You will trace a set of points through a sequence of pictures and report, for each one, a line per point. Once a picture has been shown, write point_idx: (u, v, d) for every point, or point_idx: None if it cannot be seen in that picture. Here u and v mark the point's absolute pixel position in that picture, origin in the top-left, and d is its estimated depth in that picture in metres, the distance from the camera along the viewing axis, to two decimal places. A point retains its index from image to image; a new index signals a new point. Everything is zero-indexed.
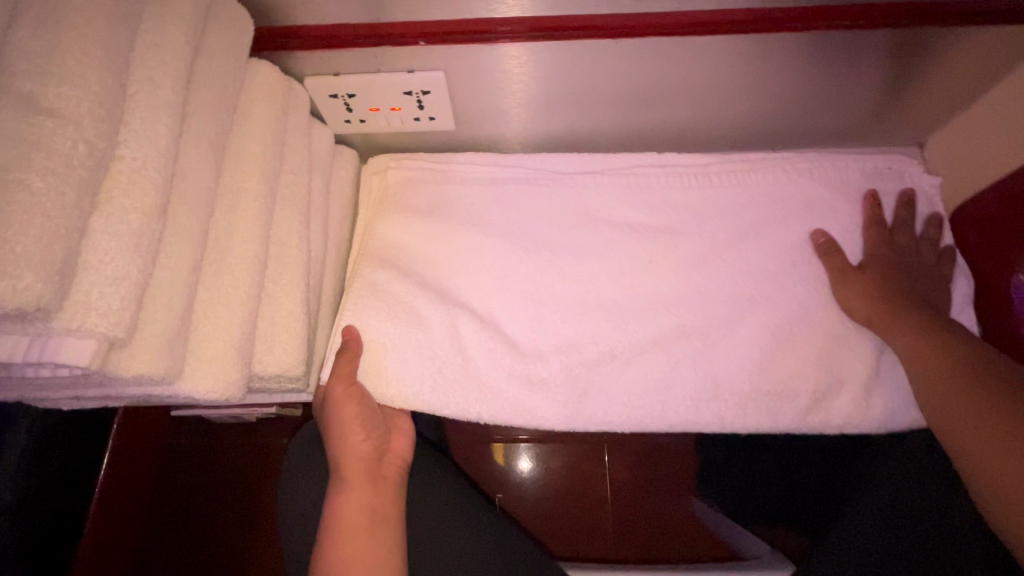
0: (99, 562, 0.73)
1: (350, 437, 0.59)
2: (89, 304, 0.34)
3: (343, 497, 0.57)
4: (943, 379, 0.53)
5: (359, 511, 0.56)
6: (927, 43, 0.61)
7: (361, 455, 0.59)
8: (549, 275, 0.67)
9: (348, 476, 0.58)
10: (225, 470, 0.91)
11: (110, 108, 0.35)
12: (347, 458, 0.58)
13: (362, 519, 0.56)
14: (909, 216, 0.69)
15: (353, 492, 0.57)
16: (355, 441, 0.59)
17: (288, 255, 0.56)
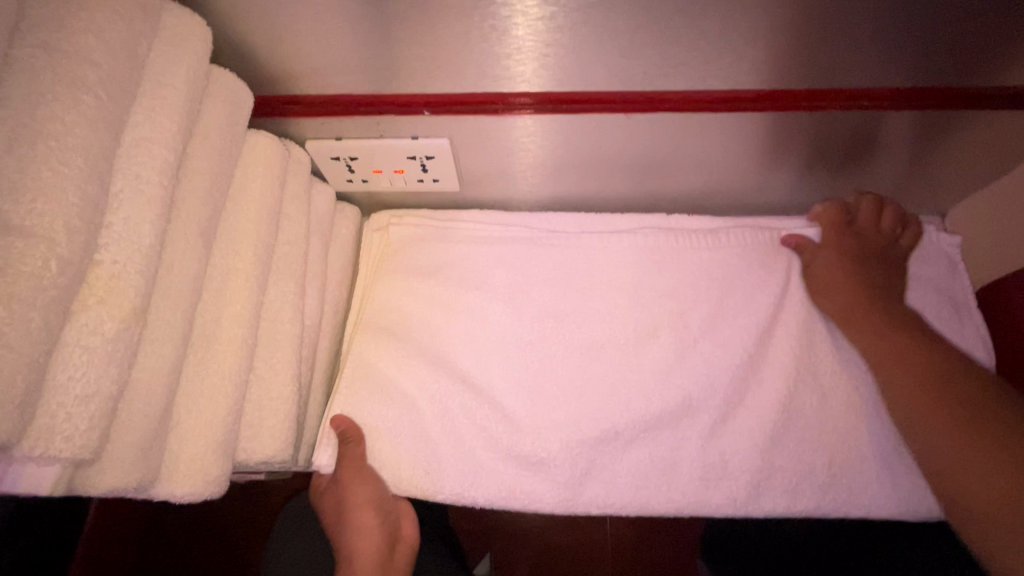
0: None
1: (361, 519, 0.57)
2: (53, 429, 0.32)
3: None
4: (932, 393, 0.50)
5: None
6: (951, 121, 0.59)
7: (371, 546, 0.56)
8: (551, 344, 0.64)
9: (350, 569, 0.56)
10: (219, 516, 0.90)
11: (88, 217, 0.33)
12: (359, 548, 0.56)
13: None
14: (931, 292, 0.66)
15: None
16: (366, 530, 0.57)
17: (281, 332, 0.54)
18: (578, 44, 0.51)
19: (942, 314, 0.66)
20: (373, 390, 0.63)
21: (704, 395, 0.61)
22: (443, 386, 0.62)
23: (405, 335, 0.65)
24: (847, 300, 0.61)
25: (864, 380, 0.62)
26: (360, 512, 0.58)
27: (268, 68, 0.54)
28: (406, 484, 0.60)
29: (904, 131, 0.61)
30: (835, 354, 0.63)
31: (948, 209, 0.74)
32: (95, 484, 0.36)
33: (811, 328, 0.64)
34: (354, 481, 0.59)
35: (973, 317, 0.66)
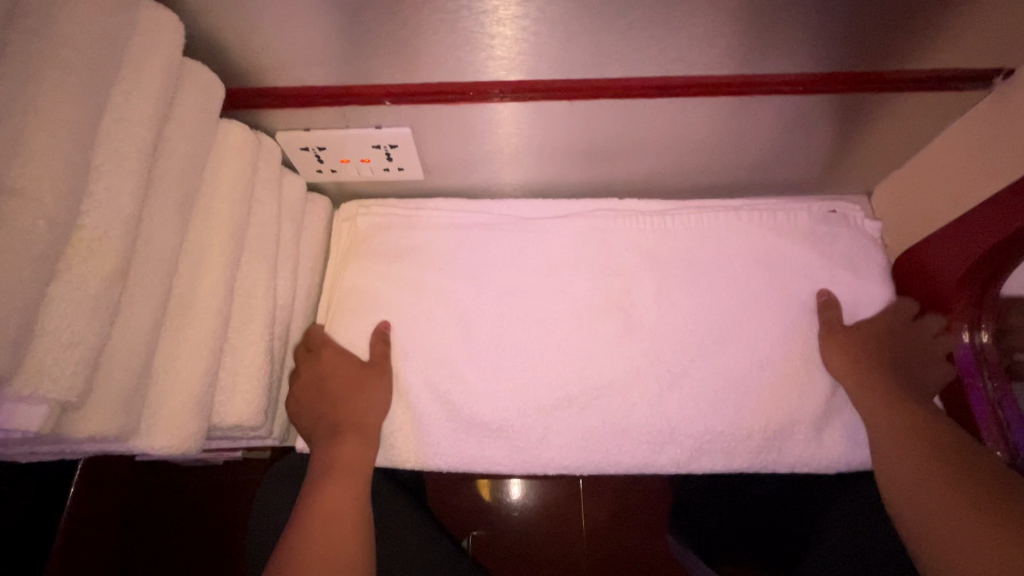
0: None
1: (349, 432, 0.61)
2: (42, 371, 0.36)
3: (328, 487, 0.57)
4: (915, 434, 0.57)
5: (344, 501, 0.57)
6: (864, 106, 0.66)
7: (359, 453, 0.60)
8: (511, 319, 0.69)
9: (335, 467, 0.59)
10: (200, 499, 0.91)
11: (71, 184, 0.37)
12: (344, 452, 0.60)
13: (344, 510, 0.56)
14: (857, 261, 0.72)
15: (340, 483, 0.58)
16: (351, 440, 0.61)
17: (254, 307, 0.58)
18: (522, 39, 0.56)
19: (867, 281, 0.71)
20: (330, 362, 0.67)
21: (652, 362, 0.66)
22: (410, 360, 0.67)
23: (375, 312, 0.70)
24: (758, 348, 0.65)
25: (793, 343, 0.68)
26: (355, 420, 0.62)
27: (239, 62, 0.58)
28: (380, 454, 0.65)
29: (824, 115, 0.68)
30: (770, 317, 0.69)
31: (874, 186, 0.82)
32: (81, 432, 0.40)
33: (747, 296, 0.70)
34: (358, 395, 0.63)
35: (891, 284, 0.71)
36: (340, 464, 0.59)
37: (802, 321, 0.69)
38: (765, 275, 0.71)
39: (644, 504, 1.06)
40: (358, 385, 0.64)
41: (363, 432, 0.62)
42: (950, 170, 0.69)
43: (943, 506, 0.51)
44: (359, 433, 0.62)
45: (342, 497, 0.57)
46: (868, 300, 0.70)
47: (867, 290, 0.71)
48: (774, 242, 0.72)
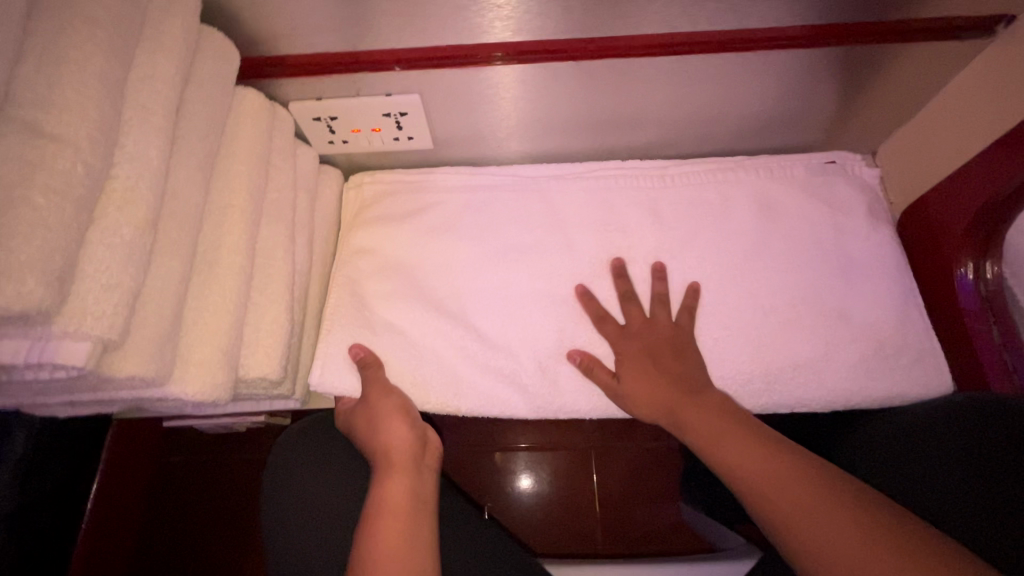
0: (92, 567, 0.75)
1: (390, 426, 0.63)
2: (84, 308, 0.38)
3: (386, 484, 0.58)
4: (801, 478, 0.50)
5: (404, 494, 0.58)
6: (868, 59, 0.67)
7: (404, 445, 0.61)
8: (518, 274, 0.70)
9: (381, 510, 0.56)
10: (223, 471, 0.94)
11: (104, 136, 0.39)
12: (392, 446, 0.61)
13: (406, 502, 0.57)
14: (855, 204, 0.74)
15: (397, 479, 0.59)
16: (397, 432, 0.62)
17: (273, 267, 0.60)
18: None
19: (864, 224, 0.72)
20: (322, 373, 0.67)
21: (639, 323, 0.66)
22: (424, 322, 0.69)
23: (387, 277, 0.71)
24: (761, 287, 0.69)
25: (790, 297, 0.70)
26: (396, 459, 0.61)
27: (251, 29, 0.60)
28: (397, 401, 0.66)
29: (827, 70, 0.69)
30: (771, 263, 0.70)
31: (879, 145, 0.82)
32: (120, 373, 0.42)
33: (749, 248, 0.71)
34: (389, 437, 0.62)
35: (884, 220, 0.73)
36: (393, 458, 0.61)
37: (799, 260, 0.70)
38: (765, 225, 0.72)
39: (655, 475, 1.07)
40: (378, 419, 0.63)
41: (404, 467, 0.60)
42: (956, 120, 0.69)
43: (848, 535, 0.45)
44: (396, 470, 0.60)
45: (394, 536, 0.53)
46: (863, 233, 0.72)
47: (860, 220, 0.72)
48: (771, 187, 0.75)
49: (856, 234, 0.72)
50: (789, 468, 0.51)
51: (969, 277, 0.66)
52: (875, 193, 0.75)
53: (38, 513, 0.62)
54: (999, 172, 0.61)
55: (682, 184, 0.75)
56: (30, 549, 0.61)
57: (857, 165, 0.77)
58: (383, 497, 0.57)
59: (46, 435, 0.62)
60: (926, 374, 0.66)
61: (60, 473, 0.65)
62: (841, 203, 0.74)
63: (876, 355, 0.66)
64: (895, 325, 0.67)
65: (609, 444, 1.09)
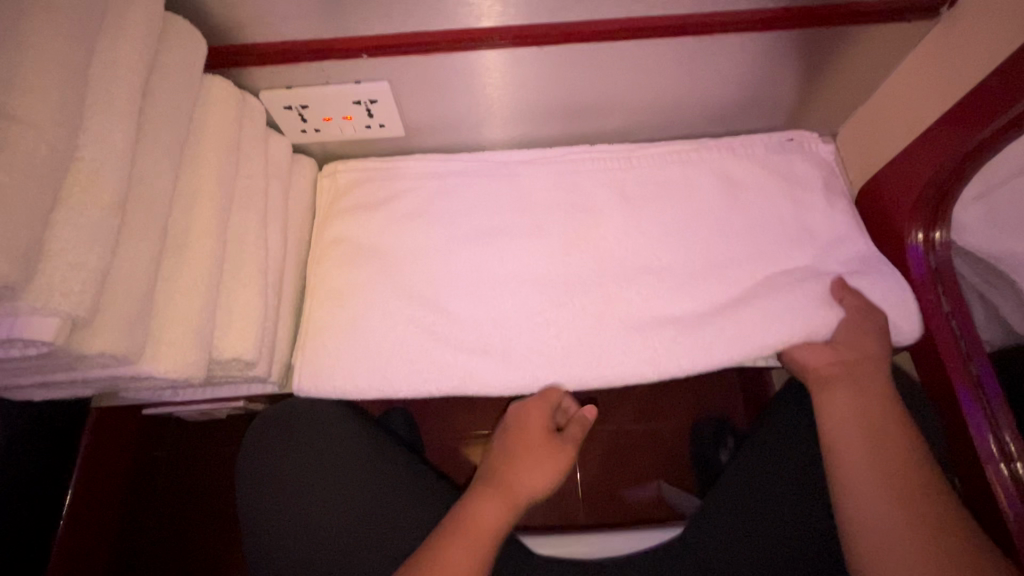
0: (76, 553, 0.76)
1: (522, 474, 0.64)
2: (51, 285, 0.39)
3: (479, 505, 0.61)
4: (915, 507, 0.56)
5: (494, 518, 0.60)
6: (821, 41, 0.69)
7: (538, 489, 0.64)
8: (489, 256, 0.72)
9: (470, 526, 0.59)
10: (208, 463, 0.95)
11: (67, 119, 0.40)
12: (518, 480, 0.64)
13: (493, 528, 0.60)
14: (816, 183, 0.76)
15: (490, 504, 0.61)
16: (537, 476, 0.65)
17: (246, 252, 0.61)
18: None
19: (824, 201, 0.75)
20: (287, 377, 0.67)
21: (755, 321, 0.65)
22: (398, 304, 0.70)
23: (361, 262, 0.73)
24: (724, 264, 0.71)
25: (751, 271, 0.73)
26: (512, 496, 0.63)
27: (217, 18, 0.61)
28: (371, 381, 0.67)
29: (784, 54, 0.71)
30: (735, 241, 0.72)
31: (838, 127, 0.84)
32: (89, 350, 0.43)
33: (713, 227, 0.73)
34: (524, 474, 0.65)
35: (843, 199, 0.75)
36: (506, 490, 0.63)
37: (761, 238, 0.72)
38: (728, 204, 0.74)
39: (638, 455, 1.10)
40: (523, 462, 0.65)
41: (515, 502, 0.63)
42: (907, 100, 0.71)
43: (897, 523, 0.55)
44: (498, 497, 0.62)
45: (466, 556, 0.57)
46: (822, 210, 0.74)
47: (819, 199, 0.75)
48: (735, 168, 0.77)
49: (816, 212, 0.74)
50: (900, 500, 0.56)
51: (920, 247, 0.69)
52: (834, 172, 0.78)
53: (18, 499, 0.63)
54: (944, 149, 0.64)
55: (648, 166, 0.77)
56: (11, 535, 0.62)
57: (818, 145, 0.79)
58: (471, 515, 0.60)
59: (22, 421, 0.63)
60: (894, 329, 0.67)
61: (39, 461, 0.66)
62: (802, 181, 0.76)
63: None
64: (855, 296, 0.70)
65: (592, 427, 1.12)
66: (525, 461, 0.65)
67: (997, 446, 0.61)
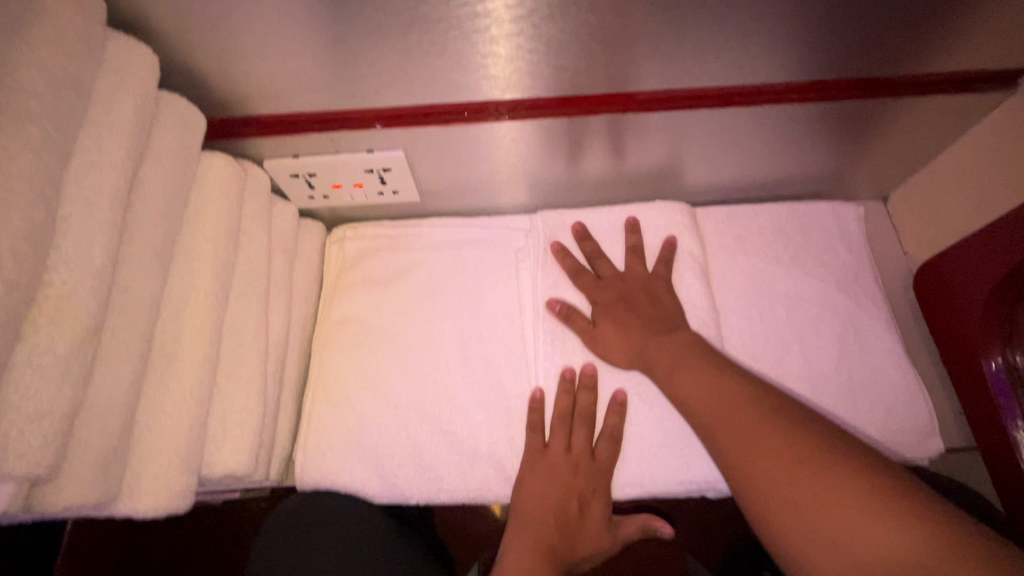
0: None
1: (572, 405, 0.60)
2: (5, 447, 0.33)
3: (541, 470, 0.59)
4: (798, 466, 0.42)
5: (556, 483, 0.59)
6: (878, 110, 0.63)
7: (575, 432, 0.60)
8: (505, 337, 0.66)
9: (531, 498, 0.59)
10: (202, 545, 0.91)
11: (33, 247, 0.34)
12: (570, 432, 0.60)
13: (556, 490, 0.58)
14: (857, 263, 0.71)
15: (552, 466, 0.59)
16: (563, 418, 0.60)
17: (244, 345, 0.55)
18: (517, 58, 0.53)
19: (866, 284, 0.70)
20: (311, 414, 0.63)
21: (610, 270, 0.65)
22: (411, 395, 0.63)
23: (370, 344, 0.66)
24: (766, 354, 0.66)
25: (809, 365, 0.65)
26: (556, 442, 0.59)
27: (220, 91, 0.56)
28: (381, 483, 0.61)
29: (838, 120, 0.64)
30: (768, 328, 0.67)
31: (890, 192, 0.77)
32: (55, 504, 0.37)
33: (747, 311, 0.68)
34: (607, 333, 0.61)
35: (873, 277, 0.71)
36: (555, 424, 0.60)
37: (799, 328, 0.67)
38: (761, 282, 0.70)
39: (663, 526, 1.01)
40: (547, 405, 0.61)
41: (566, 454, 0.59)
42: (973, 173, 0.65)
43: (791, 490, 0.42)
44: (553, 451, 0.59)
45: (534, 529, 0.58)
46: (860, 292, 0.69)
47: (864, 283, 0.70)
48: (772, 243, 0.72)
49: (858, 296, 0.69)
50: (788, 438, 0.44)
51: (1001, 371, 0.59)
52: (863, 246, 0.73)
53: None
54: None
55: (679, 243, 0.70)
56: None
57: (859, 217, 0.74)
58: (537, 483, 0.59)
59: None
60: (926, 436, 0.63)
61: None
62: (844, 260, 0.71)
63: (887, 431, 0.62)
64: (910, 396, 0.64)
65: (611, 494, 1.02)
66: (534, 483, 0.59)
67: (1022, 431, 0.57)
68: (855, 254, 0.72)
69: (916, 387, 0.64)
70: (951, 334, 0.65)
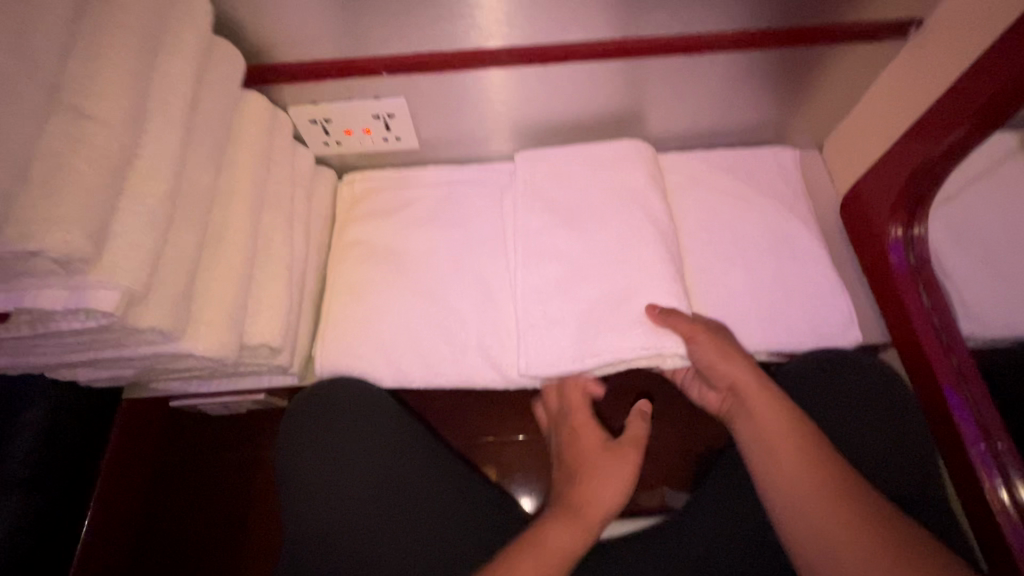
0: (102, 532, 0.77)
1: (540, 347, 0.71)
2: (115, 261, 0.44)
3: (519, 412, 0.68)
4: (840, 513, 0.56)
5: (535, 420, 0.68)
6: (800, 59, 0.75)
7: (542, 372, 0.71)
8: (491, 254, 0.78)
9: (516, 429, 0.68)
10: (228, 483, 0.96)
11: (134, 119, 0.46)
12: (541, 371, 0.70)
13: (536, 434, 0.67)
14: (793, 195, 0.83)
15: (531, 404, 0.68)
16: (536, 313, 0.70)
17: (275, 248, 0.67)
18: (497, 9, 0.66)
19: (800, 211, 0.82)
20: (328, 318, 0.75)
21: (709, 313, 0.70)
22: (412, 301, 0.75)
23: (377, 262, 0.78)
24: (713, 266, 0.78)
25: (749, 274, 0.77)
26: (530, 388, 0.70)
27: (256, 41, 0.68)
28: (388, 370, 0.72)
29: (769, 70, 0.77)
30: (715, 246, 0.79)
31: (824, 139, 0.90)
32: (141, 324, 0.48)
33: (698, 233, 0.80)
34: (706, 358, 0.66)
35: (804, 205, 0.83)
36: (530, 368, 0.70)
37: (740, 245, 0.79)
38: (710, 210, 0.82)
39: None
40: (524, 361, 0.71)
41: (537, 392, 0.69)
42: (882, 113, 0.77)
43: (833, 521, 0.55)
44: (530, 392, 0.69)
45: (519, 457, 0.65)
46: (793, 217, 0.81)
47: (796, 210, 0.82)
48: (720, 179, 0.84)
49: (791, 220, 0.81)
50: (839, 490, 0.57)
51: (900, 242, 0.72)
52: (798, 182, 0.85)
53: (71, 469, 0.70)
54: (918, 150, 0.68)
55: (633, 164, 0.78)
56: (65, 494, 0.69)
57: (795, 159, 0.87)
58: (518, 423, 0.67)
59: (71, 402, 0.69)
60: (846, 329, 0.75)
61: (83, 450, 0.72)
62: (782, 193, 0.84)
63: (814, 325, 0.74)
64: (834, 298, 0.76)
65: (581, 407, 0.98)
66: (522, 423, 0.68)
67: (1004, 490, 0.63)
68: (791, 188, 0.84)
69: (839, 290, 0.76)
70: (869, 247, 0.77)
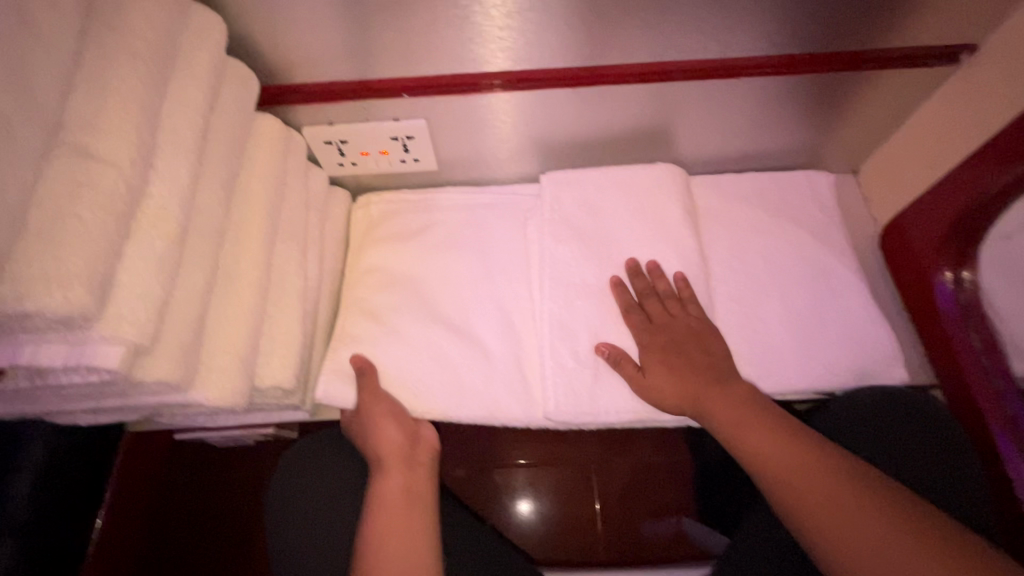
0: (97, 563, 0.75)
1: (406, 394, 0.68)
2: (120, 315, 0.41)
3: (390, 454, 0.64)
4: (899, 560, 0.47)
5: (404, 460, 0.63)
6: (843, 83, 0.71)
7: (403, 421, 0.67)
8: (514, 284, 0.74)
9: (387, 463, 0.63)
10: (234, 506, 0.92)
11: (143, 157, 0.42)
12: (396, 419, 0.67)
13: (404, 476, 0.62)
14: (829, 224, 0.79)
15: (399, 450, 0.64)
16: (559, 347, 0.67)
17: (288, 280, 0.63)
18: (526, 30, 0.62)
19: (836, 241, 0.78)
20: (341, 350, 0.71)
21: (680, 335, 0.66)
22: (430, 333, 0.71)
23: (393, 291, 0.74)
24: (748, 300, 0.74)
25: (786, 309, 0.73)
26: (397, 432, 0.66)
27: (271, 61, 0.65)
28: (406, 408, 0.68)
29: (809, 93, 0.73)
30: (749, 278, 0.75)
31: (861, 163, 0.86)
32: (146, 378, 0.45)
33: (731, 264, 0.76)
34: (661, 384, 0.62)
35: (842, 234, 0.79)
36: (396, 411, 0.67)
37: (776, 277, 0.75)
38: (743, 239, 0.78)
39: (659, 488, 0.96)
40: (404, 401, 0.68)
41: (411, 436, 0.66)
42: (930, 139, 0.73)
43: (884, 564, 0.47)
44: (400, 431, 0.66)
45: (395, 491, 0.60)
46: (830, 247, 0.77)
47: (834, 240, 0.78)
48: (753, 206, 0.80)
49: (828, 250, 0.77)
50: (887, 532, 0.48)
51: (948, 285, 0.69)
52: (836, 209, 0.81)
53: (71, 509, 0.66)
54: (972, 185, 0.64)
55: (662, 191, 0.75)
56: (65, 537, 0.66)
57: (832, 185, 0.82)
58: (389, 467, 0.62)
59: (75, 440, 0.66)
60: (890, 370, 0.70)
61: (85, 490, 0.68)
62: (818, 221, 0.80)
63: (856, 365, 0.70)
64: (877, 335, 0.71)
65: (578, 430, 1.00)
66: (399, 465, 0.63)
67: None
68: (829, 216, 0.80)
69: (881, 327, 0.72)
70: (917, 280, 0.73)
